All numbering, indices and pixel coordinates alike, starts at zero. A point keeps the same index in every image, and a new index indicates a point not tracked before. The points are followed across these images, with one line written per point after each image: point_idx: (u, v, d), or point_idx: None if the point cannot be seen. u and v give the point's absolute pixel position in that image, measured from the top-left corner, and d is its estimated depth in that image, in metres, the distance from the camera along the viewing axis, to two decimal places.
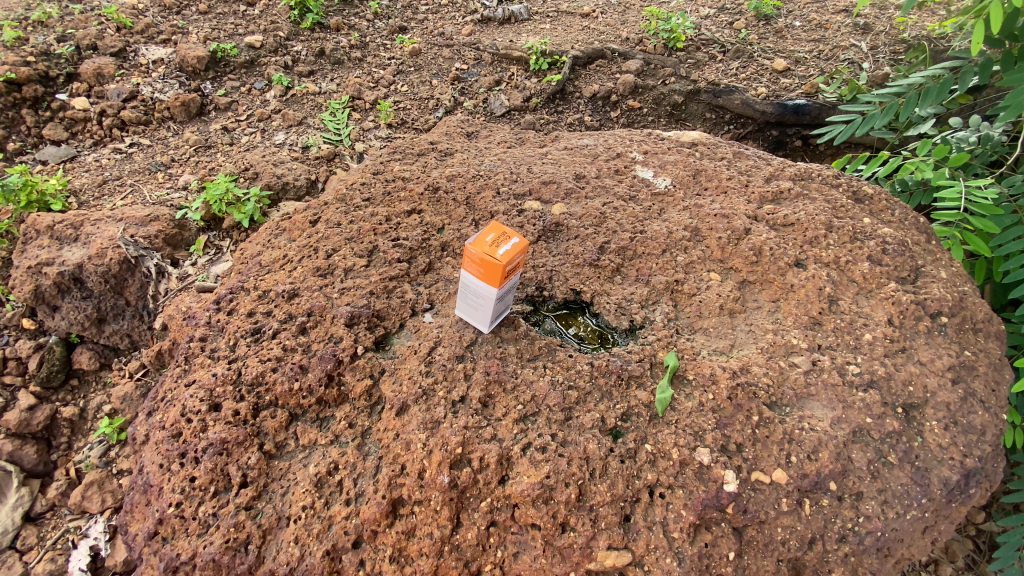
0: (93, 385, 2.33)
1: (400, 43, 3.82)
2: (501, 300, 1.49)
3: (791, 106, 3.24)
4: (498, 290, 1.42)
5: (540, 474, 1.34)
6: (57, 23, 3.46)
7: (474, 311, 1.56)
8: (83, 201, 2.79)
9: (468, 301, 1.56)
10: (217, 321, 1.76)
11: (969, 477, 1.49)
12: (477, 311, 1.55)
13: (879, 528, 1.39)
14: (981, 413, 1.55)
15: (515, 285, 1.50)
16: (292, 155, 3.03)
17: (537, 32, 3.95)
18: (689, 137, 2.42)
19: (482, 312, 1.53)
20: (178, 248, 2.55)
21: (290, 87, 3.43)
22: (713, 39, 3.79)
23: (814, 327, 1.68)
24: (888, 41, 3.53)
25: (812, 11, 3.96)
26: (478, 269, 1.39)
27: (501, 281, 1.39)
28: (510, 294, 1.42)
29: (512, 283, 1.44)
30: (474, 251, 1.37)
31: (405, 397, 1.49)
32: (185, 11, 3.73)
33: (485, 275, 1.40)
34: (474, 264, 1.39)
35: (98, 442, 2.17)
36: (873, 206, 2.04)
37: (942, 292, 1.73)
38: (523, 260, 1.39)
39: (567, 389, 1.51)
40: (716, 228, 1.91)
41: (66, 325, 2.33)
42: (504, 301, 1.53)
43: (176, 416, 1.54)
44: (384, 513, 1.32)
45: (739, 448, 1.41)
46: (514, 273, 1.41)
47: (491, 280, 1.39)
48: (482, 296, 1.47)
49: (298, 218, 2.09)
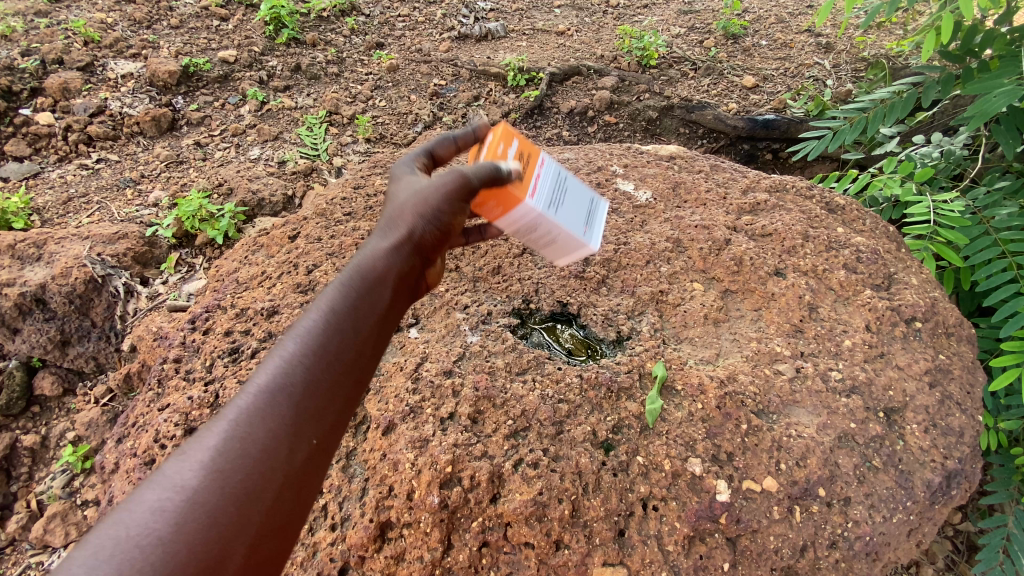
0: (56, 411, 2.20)
1: (377, 59, 3.81)
2: (564, 210, 1.29)
3: (760, 122, 3.31)
4: (535, 198, 1.21)
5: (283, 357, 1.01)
6: (22, 37, 3.37)
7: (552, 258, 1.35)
8: (47, 219, 2.68)
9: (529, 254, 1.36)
10: (192, 341, 1.72)
11: (950, 478, 1.53)
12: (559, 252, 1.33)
13: (867, 533, 1.40)
14: (958, 416, 1.60)
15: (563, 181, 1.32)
16: (268, 170, 2.97)
17: (514, 49, 4.00)
18: (666, 150, 2.46)
19: (560, 242, 1.30)
20: (149, 266, 2.46)
21: (265, 102, 3.37)
22: (684, 56, 3.91)
23: (796, 334, 1.71)
24: (849, 59, 3.71)
25: (777, 30, 4.11)
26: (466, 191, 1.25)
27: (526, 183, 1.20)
28: (501, 173, 1.15)
29: (545, 175, 1.26)
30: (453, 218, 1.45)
31: (392, 415, 1.46)
32: (156, 25, 3.66)
33: (485, 201, 1.23)
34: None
35: (61, 471, 2.04)
36: (846, 216, 2.10)
37: (915, 298, 1.79)
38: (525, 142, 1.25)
39: (558, 402, 1.49)
40: (697, 239, 1.94)
41: (27, 348, 2.22)
42: (574, 212, 1.34)
43: (149, 441, 1.49)
44: (372, 537, 1.30)
45: (729, 457, 1.42)
46: (534, 163, 1.25)
47: (514, 201, 1.20)
48: (537, 226, 1.25)
49: (277, 233, 2.05)
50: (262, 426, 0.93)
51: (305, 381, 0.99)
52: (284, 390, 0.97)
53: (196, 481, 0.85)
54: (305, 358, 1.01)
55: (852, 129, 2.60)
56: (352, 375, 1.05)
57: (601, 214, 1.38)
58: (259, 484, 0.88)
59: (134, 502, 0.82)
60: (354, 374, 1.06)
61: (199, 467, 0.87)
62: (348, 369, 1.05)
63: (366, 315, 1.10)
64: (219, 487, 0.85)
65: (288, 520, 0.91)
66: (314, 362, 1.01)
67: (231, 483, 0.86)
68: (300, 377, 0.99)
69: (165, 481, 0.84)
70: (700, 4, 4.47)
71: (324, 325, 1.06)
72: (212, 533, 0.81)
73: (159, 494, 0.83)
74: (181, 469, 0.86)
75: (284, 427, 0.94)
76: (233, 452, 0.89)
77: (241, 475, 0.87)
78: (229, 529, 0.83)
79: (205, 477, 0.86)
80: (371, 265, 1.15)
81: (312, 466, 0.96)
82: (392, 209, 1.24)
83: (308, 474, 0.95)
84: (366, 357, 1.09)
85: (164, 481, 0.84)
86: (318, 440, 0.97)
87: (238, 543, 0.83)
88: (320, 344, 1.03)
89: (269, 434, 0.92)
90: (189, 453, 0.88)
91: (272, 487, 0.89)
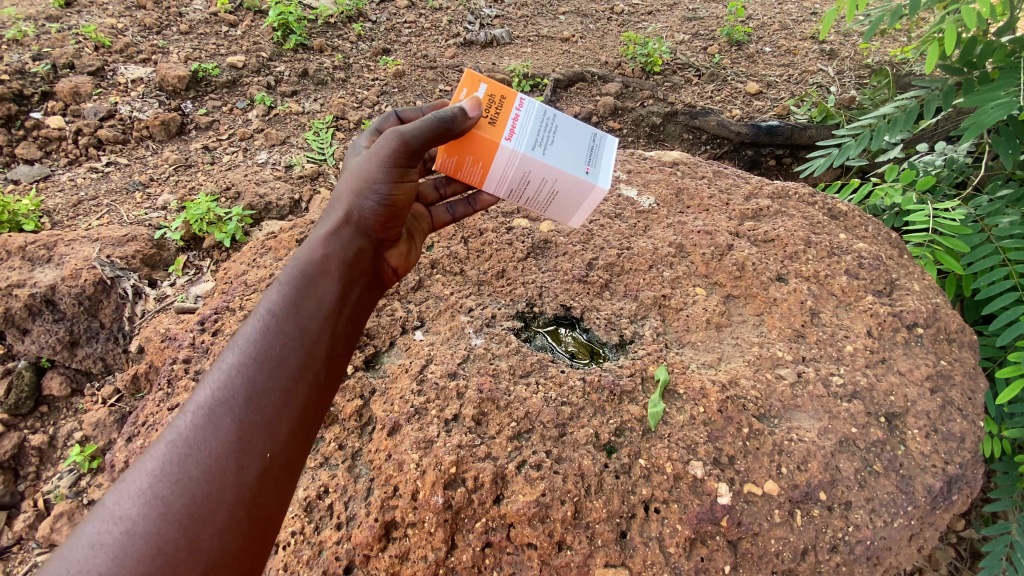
0: (64, 411, 2.23)
1: (384, 65, 3.86)
2: (550, 146, 1.38)
3: (764, 128, 3.31)
4: (510, 142, 1.36)
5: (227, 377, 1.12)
6: (33, 41, 3.43)
7: (563, 200, 1.45)
8: (57, 221, 2.72)
9: (542, 204, 1.49)
10: (201, 343, 1.77)
11: (951, 484, 1.54)
12: (565, 190, 1.42)
13: (868, 537, 1.41)
14: (960, 421, 1.60)
15: (552, 119, 1.41)
16: (275, 174, 3.00)
17: (519, 55, 4.04)
18: (670, 156, 2.48)
19: (556, 177, 1.39)
20: (157, 268, 2.50)
21: (272, 107, 3.41)
22: (688, 63, 3.94)
23: (798, 339, 1.72)
24: (853, 66, 3.74)
25: (781, 37, 4.14)
26: (441, 156, 1.42)
27: (497, 130, 1.37)
28: (449, 121, 1.29)
29: (522, 118, 1.38)
30: (427, 194, 1.71)
31: (397, 416, 1.47)
32: (166, 31, 3.72)
33: (462, 159, 1.40)
34: (438, 158, 1.44)
35: (68, 471, 2.07)
36: (848, 222, 2.11)
37: (917, 304, 1.80)
38: (494, 87, 1.38)
39: (561, 405, 1.50)
40: (699, 245, 1.96)
41: (36, 349, 2.25)
42: (572, 144, 1.41)
43: None
44: (377, 537, 1.32)
45: (731, 460, 1.43)
46: (507, 108, 1.37)
47: (488, 148, 1.37)
48: (524, 169, 1.39)
49: (284, 237, 2.09)
50: (204, 445, 1.03)
51: (246, 394, 1.10)
52: (224, 405, 1.08)
53: (137, 510, 0.94)
54: (245, 372, 1.13)
55: (856, 145, 2.62)
56: (296, 381, 1.16)
57: (601, 147, 1.44)
58: (208, 506, 0.97)
59: (79, 537, 0.91)
60: (299, 379, 1.17)
61: (140, 495, 0.96)
62: (289, 375, 1.16)
63: (307, 329, 1.24)
64: (160, 515, 0.94)
65: (245, 536, 0.99)
66: (254, 376, 1.13)
67: (188, 496, 0.97)
68: (242, 391, 1.11)
69: (107, 514, 0.94)
70: (703, 11, 4.50)
71: (264, 344, 1.18)
72: (155, 557, 0.90)
73: (100, 527, 0.92)
74: (123, 500, 0.95)
75: (229, 443, 1.04)
76: (186, 469, 0.99)
77: (185, 500, 0.96)
78: (176, 553, 0.91)
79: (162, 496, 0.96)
80: (312, 272, 1.32)
81: (266, 478, 1.05)
82: (334, 201, 1.45)
83: (260, 488, 1.04)
84: (310, 363, 1.21)
85: (106, 514, 0.94)
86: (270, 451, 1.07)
87: (189, 563, 0.92)
88: (261, 360, 1.15)
89: (211, 451, 1.02)
90: (131, 481, 0.98)
91: (223, 504, 0.98)
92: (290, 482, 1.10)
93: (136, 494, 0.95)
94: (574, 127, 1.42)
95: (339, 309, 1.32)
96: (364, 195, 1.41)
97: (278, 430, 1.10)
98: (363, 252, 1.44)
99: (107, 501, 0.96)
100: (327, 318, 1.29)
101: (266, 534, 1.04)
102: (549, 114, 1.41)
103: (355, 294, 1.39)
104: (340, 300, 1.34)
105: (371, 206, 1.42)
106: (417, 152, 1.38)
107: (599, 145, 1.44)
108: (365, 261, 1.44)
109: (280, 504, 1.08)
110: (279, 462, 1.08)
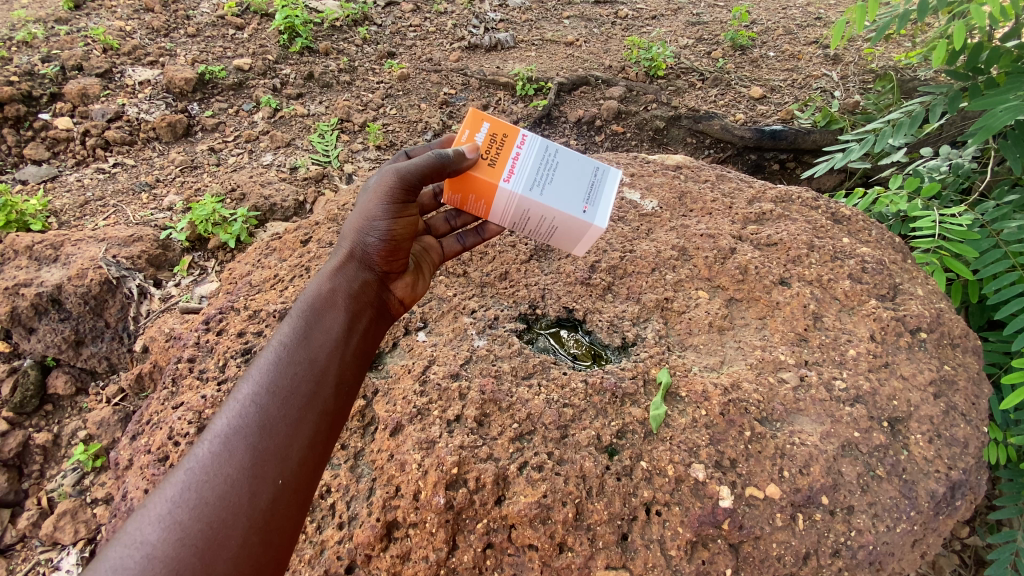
0: (68, 410, 2.24)
1: (389, 68, 3.88)
2: (549, 184, 1.39)
3: (767, 132, 3.31)
4: (508, 181, 1.38)
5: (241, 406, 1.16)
6: (43, 43, 3.47)
7: (563, 236, 1.45)
8: (64, 221, 2.74)
9: (545, 238, 1.50)
10: (206, 342, 1.79)
11: (954, 489, 1.53)
12: (564, 227, 1.43)
13: (870, 542, 1.41)
14: (963, 426, 1.60)
15: (553, 156, 1.41)
16: (280, 176, 3.02)
17: (523, 59, 4.06)
18: (673, 160, 2.49)
19: (554, 215, 1.40)
20: (162, 269, 2.51)
21: (278, 109, 3.44)
22: (692, 67, 3.95)
23: (800, 343, 1.72)
24: (857, 71, 3.74)
25: (785, 42, 4.14)
26: (447, 193, 1.45)
27: (496, 171, 1.38)
28: (447, 159, 1.33)
29: (522, 157, 1.39)
30: (438, 227, 1.73)
31: (399, 417, 1.48)
32: (173, 34, 3.76)
33: (466, 197, 1.43)
34: (445, 195, 1.47)
35: (72, 469, 2.08)
36: (851, 226, 2.11)
37: (920, 308, 1.79)
38: (496, 126, 1.40)
39: (563, 406, 1.50)
40: (702, 248, 1.96)
41: (42, 347, 2.27)
42: (571, 181, 1.41)
43: (163, 439, 1.57)
44: (378, 536, 1.33)
45: (733, 464, 1.43)
46: (507, 147, 1.39)
47: (487, 188, 1.39)
48: (523, 207, 1.41)
49: (289, 238, 2.10)
50: (218, 472, 1.06)
51: (259, 423, 1.14)
52: (238, 434, 1.12)
53: (157, 535, 0.98)
54: (258, 401, 1.16)
55: (861, 150, 2.63)
56: (307, 410, 1.19)
57: (605, 183, 1.44)
58: (222, 531, 1.01)
59: (104, 560, 0.96)
60: (310, 408, 1.20)
61: (160, 521, 1.00)
62: (300, 404, 1.19)
63: (318, 358, 1.27)
64: (177, 539, 0.98)
65: (257, 561, 1.03)
66: (267, 406, 1.16)
67: (203, 523, 1.01)
68: (254, 420, 1.14)
69: (129, 538, 0.99)
70: (707, 16, 4.51)
71: (276, 373, 1.21)
72: None
73: (123, 550, 0.97)
74: (144, 525, 1.00)
75: (242, 471, 1.07)
76: (202, 498, 1.03)
77: (200, 526, 1.00)
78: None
79: (179, 524, 1.00)
80: (323, 302, 1.36)
81: (278, 505, 1.08)
82: (344, 232, 1.49)
83: (272, 514, 1.07)
84: (320, 392, 1.23)
85: (129, 538, 0.98)
86: (282, 480, 1.10)
87: None
88: (273, 389, 1.19)
89: (226, 479, 1.06)
90: (151, 507, 1.02)
91: (236, 529, 1.02)
92: (301, 508, 1.13)
93: (155, 519, 1.00)
94: (574, 163, 1.42)
95: (349, 338, 1.35)
96: (369, 229, 1.44)
97: (290, 458, 1.13)
98: (371, 283, 1.47)
99: (129, 526, 1.00)
100: (337, 347, 1.32)
101: (277, 559, 1.07)
102: (549, 150, 1.41)
103: (364, 323, 1.42)
104: (349, 328, 1.37)
105: (374, 240, 1.45)
106: (416, 187, 1.43)
107: (601, 179, 1.44)
108: (372, 290, 1.47)
109: (291, 529, 1.11)
110: (291, 490, 1.11)
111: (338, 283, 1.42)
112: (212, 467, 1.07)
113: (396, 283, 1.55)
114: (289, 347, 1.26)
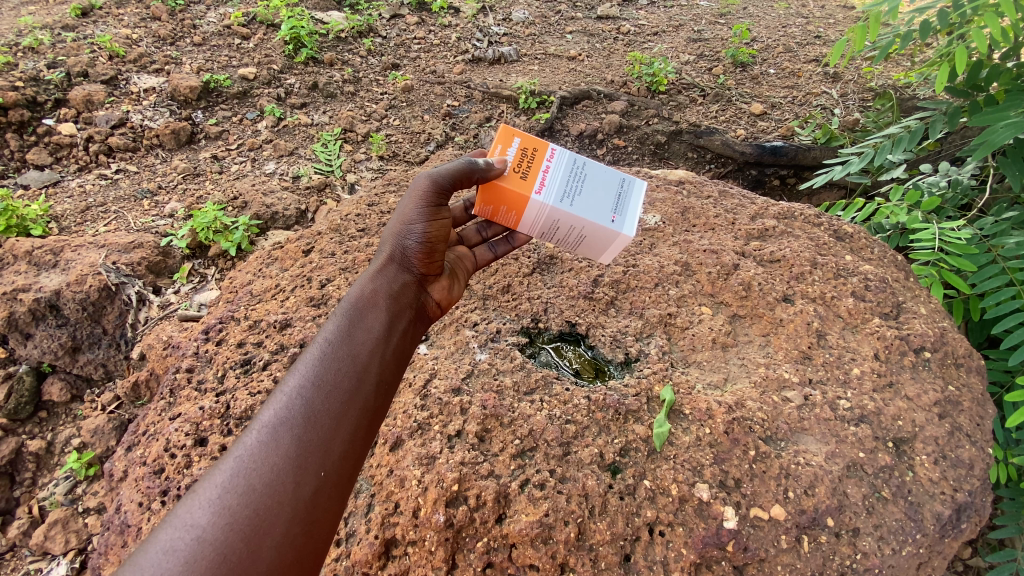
0: (62, 418, 2.22)
1: (393, 80, 3.90)
2: (578, 196, 1.39)
3: (768, 148, 3.33)
4: (539, 194, 1.38)
5: (288, 398, 1.12)
6: (48, 49, 3.48)
7: (590, 245, 1.45)
8: (64, 227, 2.73)
9: (573, 248, 1.50)
10: (205, 352, 1.78)
11: (960, 511, 1.50)
12: (592, 236, 1.42)
13: (876, 565, 1.38)
14: (969, 447, 1.58)
15: (582, 169, 1.42)
16: (283, 184, 3.02)
17: (526, 72, 4.09)
18: (676, 175, 2.49)
19: (583, 225, 1.40)
20: (161, 275, 2.50)
21: (282, 119, 3.44)
22: (693, 83, 3.98)
23: (804, 361, 1.71)
24: (856, 89, 3.78)
25: (785, 60, 4.19)
26: (478, 206, 1.45)
27: (527, 184, 1.38)
28: (476, 167, 1.34)
29: (552, 169, 1.40)
30: (469, 239, 1.72)
31: (400, 431, 1.47)
32: (180, 42, 3.79)
33: (497, 208, 1.43)
34: (475, 208, 1.48)
35: (64, 478, 2.05)
36: (854, 244, 2.10)
37: (923, 327, 1.79)
38: (527, 141, 1.40)
39: (565, 423, 1.49)
40: (705, 264, 1.96)
41: (37, 354, 2.24)
42: (600, 192, 1.41)
43: (160, 450, 1.55)
44: (376, 554, 1.31)
45: (737, 483, 1.41)
46: (538, 161, 1.40)
47: (518, 200, 1.39)
48: (553, 218, 1.40)
49: (291, 247, 2.10)
50: (265, 460, 1.02)
51: (304, 415, 1.10)
52: (285, 424, 1.08)
53: (207, 518, 0.94)
54: (303, 394, 1.12)
55: (859, 162, 2.62)
56: (351, 404, 1.15)
57: (634, 194, 1.44)
58: (267, 518, 0.96)
59: (152, 543, 0.92)
60: (352, 403, 1.16)
61: (210, 505, 0.96)
62: (343, 398, 1.15)
63: (361, 354, 1.24)
64: (226, 525, 0.94)
65: (300, 554, 0.98)
66: (312, 399, 1.12)
67: (252, 507, 0.96)
68: (300, 413, 1.10)
69: (179, 520, 0.94)
70: (709, 33, 4.56)
71: (320, 367, 1.18)
72: (221, 563, 0.90)
73: (173, 533, 0.92)
74: (193, 509, 0.95)
75: (288, 461, 1.03)
76: (250, 484, 0.99)
77: (248, 511, 0.96)
78: (238, 563, 0.91)
79: (229, 507, 0.96)
80: (366, 301, 1.35)
81: (321, 498, 1.03)
82: (385, 240, 1.49)
83: (314, 507, 1.02)
84: (363, 387, 1.19)
85: (178, 522, 0.94)
86: (326, 473, 1.06)
87: (249, 571, 0.91)
88: (317, 385, 1.15)
89: (273, 467, 1.02)
90: (201, 491, 0.98)
91: (281, 519, 0.97)
92: (342, 505, 1.07)
93: (206, 503, 0.96)
94: (601, 175, 1.42)
95: (389, 338, 1.32)
96: (406, 232, 1.47)
97: (332, 451, 1.08)
98: (408, 285, 1.46)
99: (179, 509, 0.96)
100: (379, 345, 1.28)
101: (318, 554, 1.01)
102: (578, 163, 1.42)
103: (402, 323, 1.38)
104: (389, 327, 1.34)
105: (413, 242, 1.47)
106: (448, 191, 1.47)
107: (627, 191, 1.44)
108: (411, 292, 1.46)
109: (332, 525, 1.05)
110: (334, 483, 1.06)
111: (379, 284, 1.40)
112: (263, 454, 1.03)
113: (431, 286, 1.54)
114: (333, 341, 1.23)
